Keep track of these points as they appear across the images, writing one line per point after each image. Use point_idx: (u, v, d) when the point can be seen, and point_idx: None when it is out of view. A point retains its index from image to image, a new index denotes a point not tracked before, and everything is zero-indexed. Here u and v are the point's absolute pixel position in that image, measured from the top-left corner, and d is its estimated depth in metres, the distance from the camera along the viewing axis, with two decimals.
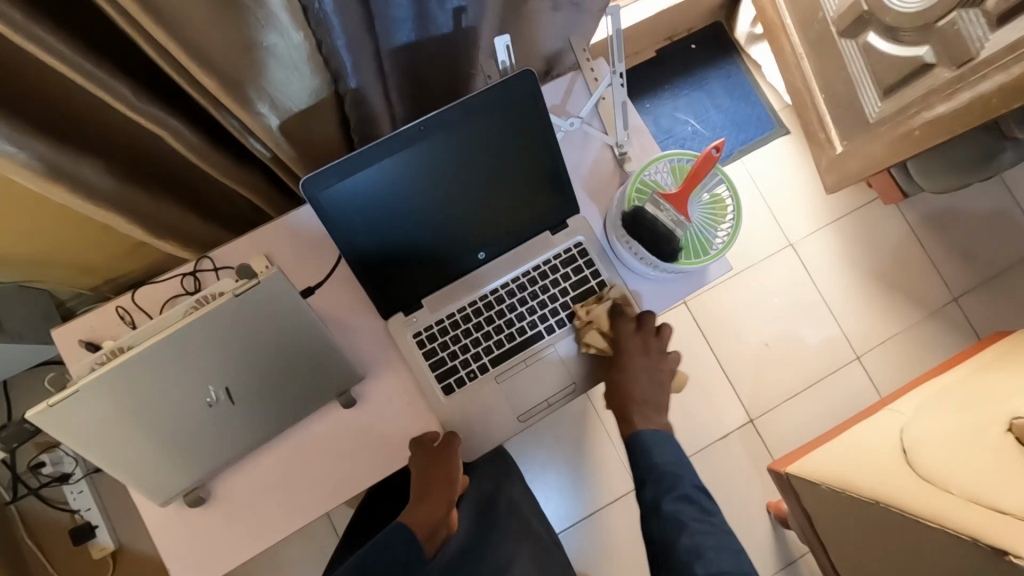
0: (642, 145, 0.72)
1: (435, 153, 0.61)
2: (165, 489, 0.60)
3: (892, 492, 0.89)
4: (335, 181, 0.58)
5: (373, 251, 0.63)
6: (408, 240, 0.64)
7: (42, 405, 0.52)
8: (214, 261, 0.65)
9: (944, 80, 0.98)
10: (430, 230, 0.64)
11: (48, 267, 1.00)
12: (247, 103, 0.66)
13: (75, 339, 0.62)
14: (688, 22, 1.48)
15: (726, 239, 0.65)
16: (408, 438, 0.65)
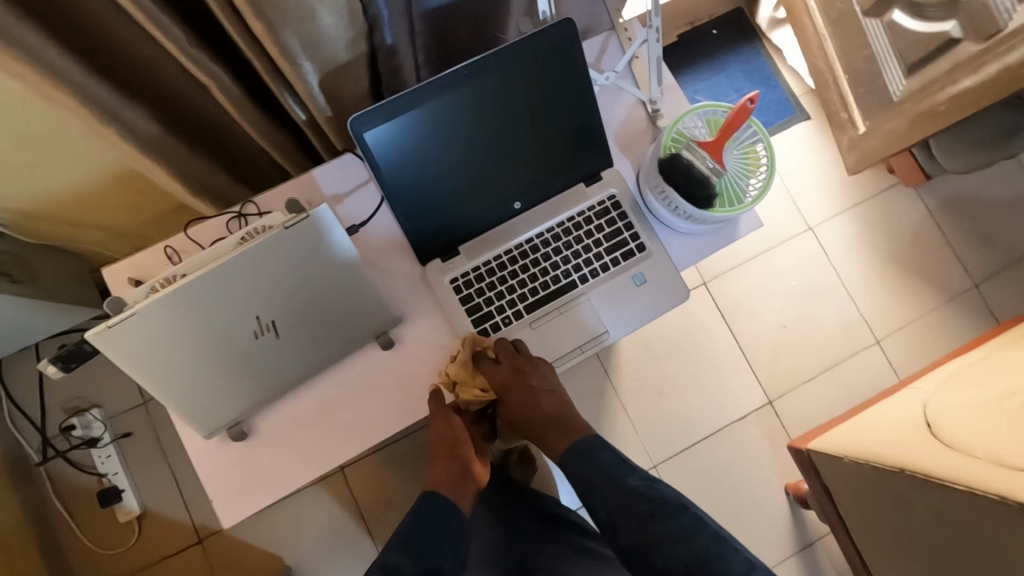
0: (674, 101, 0.74)
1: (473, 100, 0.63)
2: (210, 421, 0.61)
3: (917, 459, 0.89)
4: (380, 122, 0.59)
5: (411, 196, 0.64)
6: (445, 186, 0.65)
7: (101, 326, 0.54)
8: (259, 205, 0.67)
9: (970, 54, 0.99)
10: (466, 177, 0.66)
11: (85, 230, 1.02)
12: (292, 54, 0.68)
13: (124, 277, 0.64)
14: (710, 7, 1.50)
15: (759, 189, 0.67)
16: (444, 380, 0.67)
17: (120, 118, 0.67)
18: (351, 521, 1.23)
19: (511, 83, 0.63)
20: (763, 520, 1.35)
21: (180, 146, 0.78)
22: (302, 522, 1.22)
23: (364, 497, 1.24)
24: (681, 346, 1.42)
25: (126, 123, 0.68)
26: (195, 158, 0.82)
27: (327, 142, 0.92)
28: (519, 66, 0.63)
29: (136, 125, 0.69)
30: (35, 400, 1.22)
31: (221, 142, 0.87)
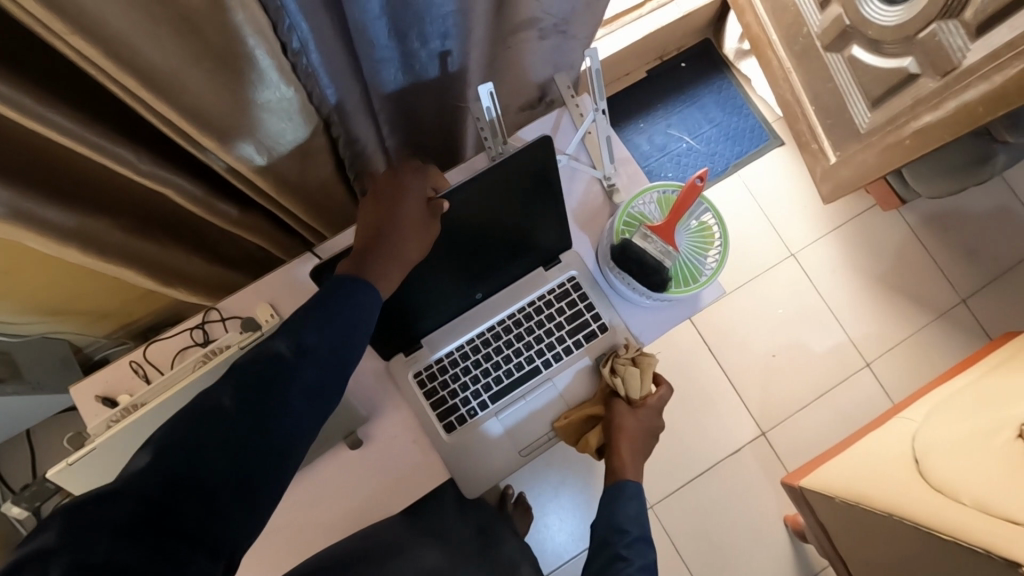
0: (629, 175, 0.74)
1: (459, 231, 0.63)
2: None
3: (904, 503, 0.88)
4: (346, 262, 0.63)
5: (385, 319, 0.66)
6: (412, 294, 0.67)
7: (61, 464, 0.53)
8: (221, 312, 0.68)
9: (929, 89, 0.99)
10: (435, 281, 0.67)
11: (66, 318, 1.04)
12: (246, 157, 0.69)
13: (91, 396, 0.65)
14: (677, 41, 1.51)
15: (715, 265, 0.67)
16: (416, 474, 0.67)
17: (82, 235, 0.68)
18: None
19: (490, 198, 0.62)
20: (764, 554, 1.33)
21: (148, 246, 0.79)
22: None
23: None
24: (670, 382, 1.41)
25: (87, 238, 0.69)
26: (164, 253, 0.83)
27: (296, 221, 0.93)
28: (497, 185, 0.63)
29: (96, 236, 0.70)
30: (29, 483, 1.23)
31: (191, 232, 0.88)
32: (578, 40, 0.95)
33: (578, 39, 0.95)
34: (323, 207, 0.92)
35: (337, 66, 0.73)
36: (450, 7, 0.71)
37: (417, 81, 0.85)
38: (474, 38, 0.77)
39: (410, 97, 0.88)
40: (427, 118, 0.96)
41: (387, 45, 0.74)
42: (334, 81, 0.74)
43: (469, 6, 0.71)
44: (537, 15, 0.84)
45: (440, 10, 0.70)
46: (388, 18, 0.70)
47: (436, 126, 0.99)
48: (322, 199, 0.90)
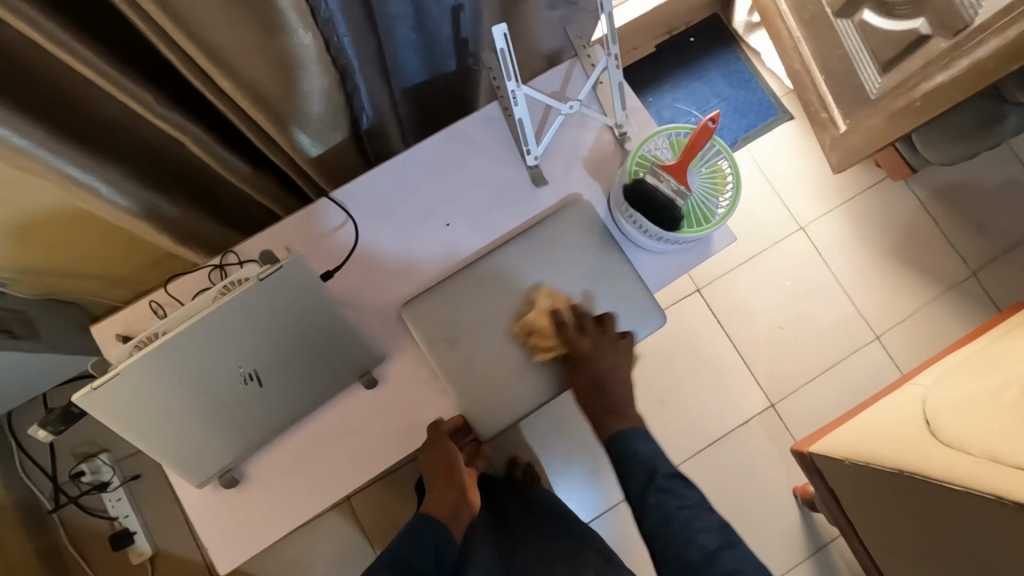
0: (639, 123, 0.75)
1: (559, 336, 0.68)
2: (201, 471, 0.62)
3: (915, 459, 0.88)
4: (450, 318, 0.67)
5: (447, 324, 0.67)
6: (469, 287, 0.68)
7: (87, 388, 0.55)
8: (238, 255, 0.69)
9: (941, 50, 0.99)
10: (494, 278, 0.68)
11: (82, 281, 1.05)
12: (256, 103, 0.70)
13: (112, 334, 0.66)
14: (686, 15, 1.51)
15: (727, 206, 0.67)
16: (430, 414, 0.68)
17: (105, 181, 0.69)
18: (360, 551, 1.22)
19: (607, 337, 0.69)
20: (774, 524, 1.34)
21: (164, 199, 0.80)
22: (309, 555, 1.22)
23: (369, 522, 1.23)
24: (679, 355, 1.41)
25: (106, 183, 0.70)
26: (178, 207, 0.84)
27: (307, 180, 0.94)
28: (613, 338, 0.69)
29: (116, 182, 0.71)
30: (45, 448, 1.24)
31: (206, 189, 0.90)
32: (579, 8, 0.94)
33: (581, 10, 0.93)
34: (336, 167, 0.93)
35: (354, 13, 0.71)
36: None
37: (429, 40, 0.85)
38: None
39: (421, 57, 0.88)
40: (439, 80, 0.96)
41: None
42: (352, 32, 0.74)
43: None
44: None
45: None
46: None
47: (447, 89, 0.99)
48: (332, 158, 0.91)
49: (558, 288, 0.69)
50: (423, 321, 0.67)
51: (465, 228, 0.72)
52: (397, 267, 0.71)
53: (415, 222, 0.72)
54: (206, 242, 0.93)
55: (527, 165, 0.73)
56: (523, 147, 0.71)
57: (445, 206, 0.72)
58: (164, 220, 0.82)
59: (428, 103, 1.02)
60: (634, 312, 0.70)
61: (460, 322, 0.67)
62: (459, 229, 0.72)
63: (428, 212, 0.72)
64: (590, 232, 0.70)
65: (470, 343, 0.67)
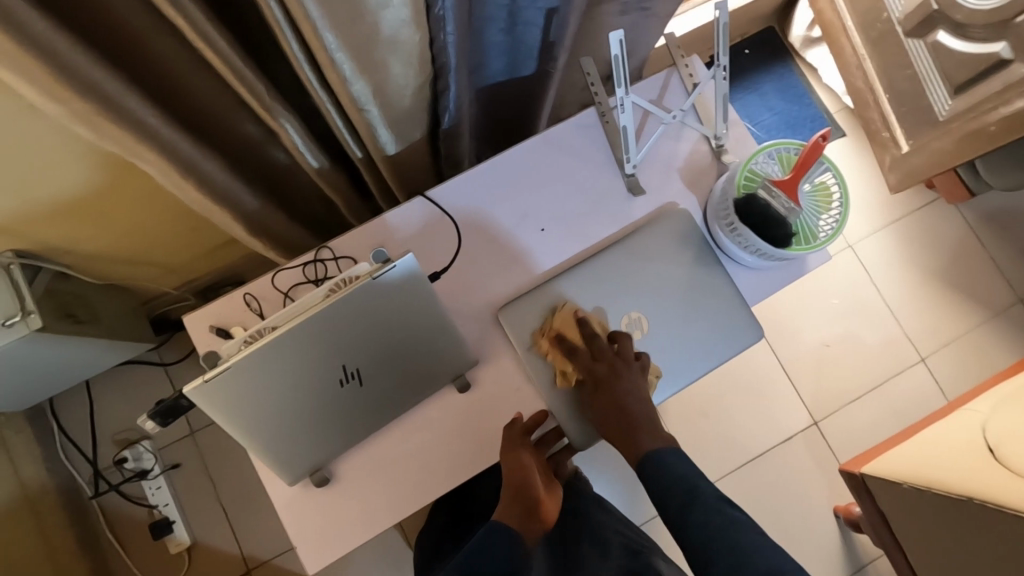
0: (737, 137, 0.74)
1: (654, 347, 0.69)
2: (295, 468, 0.61)
3: (983, 486, 0.87)
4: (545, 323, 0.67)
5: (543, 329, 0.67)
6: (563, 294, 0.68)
7: (199, 379, 0.54)
8: (334, 250, 0.68)
9: (1022, 76, 0.98)
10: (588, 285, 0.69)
11: (142, 267, 1.04)
12: (356, 98, 0.69)
13: (206, 325, 0.65)
14: (743, 27, 1.50)
15: (832, 227, 0.66)
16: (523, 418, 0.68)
17: (200, 169, 0.68)
18: (401, 550, 1.22)
19: (699, 350, 0.69)
20: (814, 543, 1.33)
21: (246, 190, 0.80)
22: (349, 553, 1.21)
23: (409, 523, 1.22)
24: (723, 368, 1.40)
25: (202, 172, 0.69)
26: (256, 198, 0.83)
27: (378, 176, 0.93)
28: (705, 352, 0.69)
29: (209, 172, 0.71)
30: (87, 432, 1.24)
31: (281, 180, 0.89)
32: (658, 16, 0.92)
33: (660, 18, 0.92)
34: (409, 165, 0.92)
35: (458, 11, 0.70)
36: None
37: (516, 41, 0.84)
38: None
39: (505, 57, 0.87)
40: (515, 81, 0.95)
41: None
42: None
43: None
44: None
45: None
46: None
47: (522, 91, 0.98)
48: (407, 155, 0.90)
49: (650, 298, 0.69)
50: (518, 327, 0.67)
51: (559, 234, 0.72)
52: (490, 269, 0.70)
53: (509, 226, 0.71)
54: (275, 234, 0.92)
55: (623, 173, 0.72)
56: (622, 155, 0.71)
57: (542, 210, 0.72)
58: (243, 210, 0.81)
59: (500, 103, 1.01)
60: (731, 325, 0.69)
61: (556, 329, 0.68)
62: (553, 234, 0.72)
63: (522, 216, 0.71)
64: (685, 244, 0.70)
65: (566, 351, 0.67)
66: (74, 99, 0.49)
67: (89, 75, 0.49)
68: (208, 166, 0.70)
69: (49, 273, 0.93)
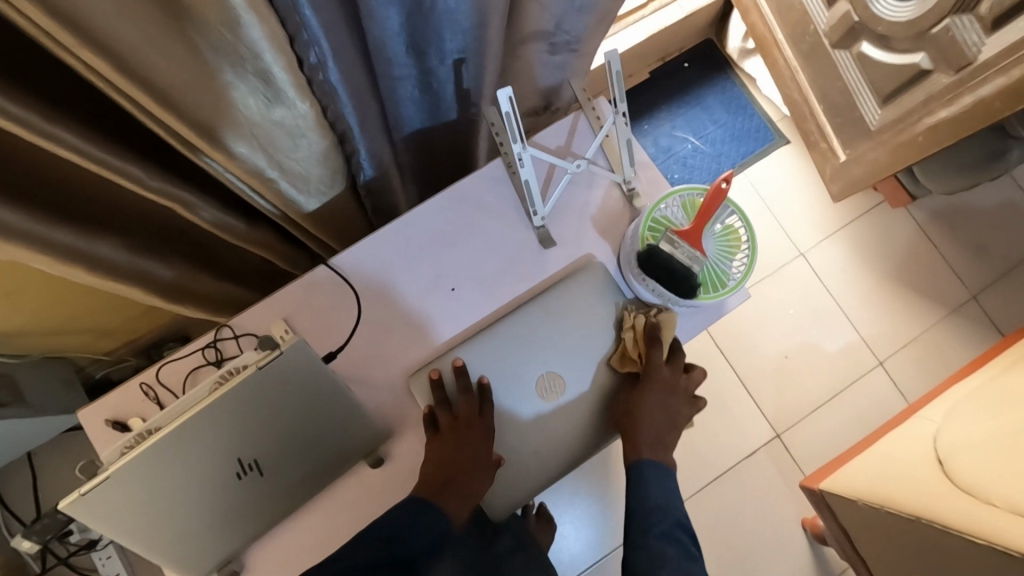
0: (649, 179, 0.73)
1: (574, 410, 0.67)
2: (199, 565, 0.59)
3: (931, 507, 0.86)
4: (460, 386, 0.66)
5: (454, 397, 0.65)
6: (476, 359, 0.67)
7: (73, 494, 0.50)
8: (234, 329, 0.65)
9: (944, 85, 0.98)
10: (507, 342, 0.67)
11: (69, 337, 1.01)
12: (256, 171, 0.66)
13: (102, 420, 0.62)
14: (680, 41, 1.49)
15: (742, 270, 0.65)
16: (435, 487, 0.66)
17: (92, 254, 0.65)
18: None
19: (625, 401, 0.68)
20: (784, 558, 1.32)
21: (155, 264, 0.77)
22: None
23: None
24: None
25: (96, 256, 0.66)
26: (169, 268, 0.80)
27: (303, 234, 0.90)
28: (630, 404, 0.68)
29: (104, 256, 0.68)
30: (32, 507, 1.20)
31: (198, 246, 0.86)
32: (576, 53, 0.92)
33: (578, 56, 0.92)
34: (332, 219, 0.90)
35: (356, 80, 0.68)
36: (472, 23, 0.69)
37: (430, 94, 0.83)
38: (492, 54, 0.75)
39: (423, 110, 0.86)
40: (440, 129, 0.93)
41: (404, 61, 0.72)
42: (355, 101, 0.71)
43: (489, 19, 0.69)
44: (548, 24, 0.82)
45: (460, 25, 0.69)
46: (406, 35, 0.67)
47: (447, 136, 0.96)
48: (329, 211, 0.88)
49: (572, 353, 0.68)
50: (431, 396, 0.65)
51: (471, 295, 0.69)
52: (401, 338, 0.68)
53: (418, 289, 0.69)
54: (198, 299, 0.90)
55: (533, 226, 0.70)
56: (530, 209, 0.69)
57: (451, 270, 0.69)
58: (156, 284, 0.78)
59: (429, 151, 0.99)
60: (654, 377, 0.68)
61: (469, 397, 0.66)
62: (465, 294, 0.69)
63: (431, 280, 0.69)
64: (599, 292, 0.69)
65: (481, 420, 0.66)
66: None
67: None
68: (103, 250, 0.67)
69: None
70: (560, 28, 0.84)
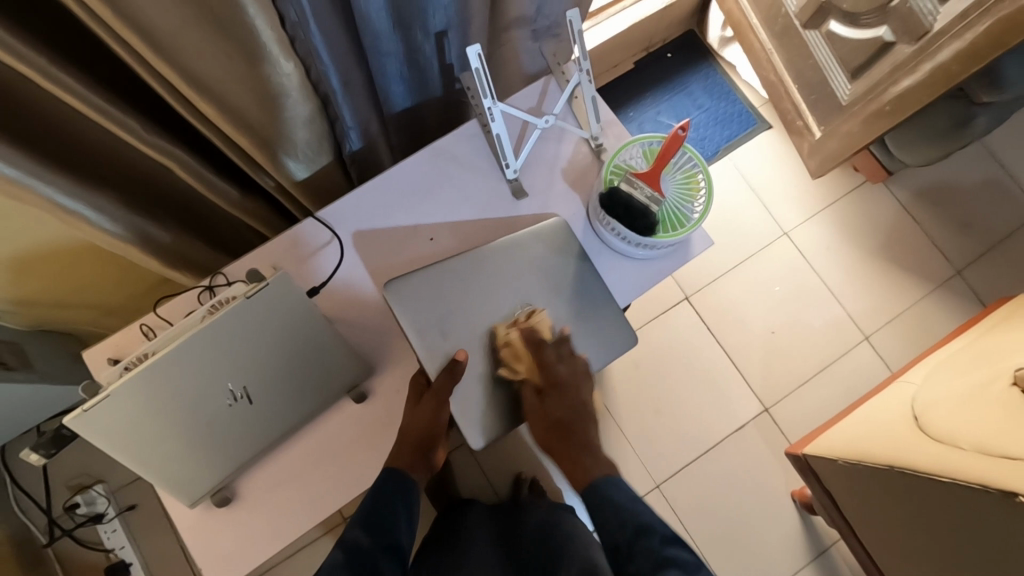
0: (615, 135, 0.78)
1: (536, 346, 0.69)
2: (192, 490, 0.63)
3: (903, 454, 0.89)
4: (437, 294, 0.67)
5: (431, 307, 0.67)
6: (455, 272, 0.68)
7: (77, 410, 0.55)
8: (227, 276, 0.70)
9: (906, 55, 1.03)
10: (487, 263, 0.69)
11: (78, 311, 1.06)
12: (247, 132, 0.72)
13: (103, 357, 0.67)
14: (662, 32, 1.55)
15: (701, 211, 0.70)
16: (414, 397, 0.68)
17: (96, 209, 0.71)
18: None
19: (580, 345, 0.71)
20: (774, 531, 1.33)
21: (156, 227, 0.82)
22: None
23: None
24: (672, 363, 1.42)
25: (98, 212, 0.71)
26: (169, 234, 0.85)
27: (296, 205, 0.95)
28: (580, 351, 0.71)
29: (108, 213, 0.73)
30: (40, 481, 1.25)
31: (197, 215, 0.92)
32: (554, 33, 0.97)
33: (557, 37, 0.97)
34: (322, 189, 0.95)
35: (341, 49, 0.73)
36: None
37: (415, 71, 0.88)
38: (471, 26, 0.80)
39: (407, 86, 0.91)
40: (427, 106, 0.98)
41: (388, 35, 0.77)
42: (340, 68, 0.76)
43: None
44: (529, 11, 0.87)
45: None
46: (388, 10, 0.73)
47: (433, 115, 1.02)
48: (320, 182, 0.93)
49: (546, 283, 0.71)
50: (414, 302, 0.66)
51: (448, 244, 0.74)
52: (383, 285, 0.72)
53: (398, 237, 0.73)
54: (196, 268, 0.95)
55: (506, 178, 0.75)
56: (502, 161, 0.74)
57: (427, 220, 0.74)
58: (156, 246, 0.84)
59: (416, 130, 1.04)
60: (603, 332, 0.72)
61: (447, 316, 0.67)
62: (443, 244, 0.74)
63: (410, 229, 0.74)
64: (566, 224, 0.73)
65: (461, 338, 0.67)
66: None
67: None
68: (106, 206, 0.72)
69: None
70: (538, 12, 0.89)
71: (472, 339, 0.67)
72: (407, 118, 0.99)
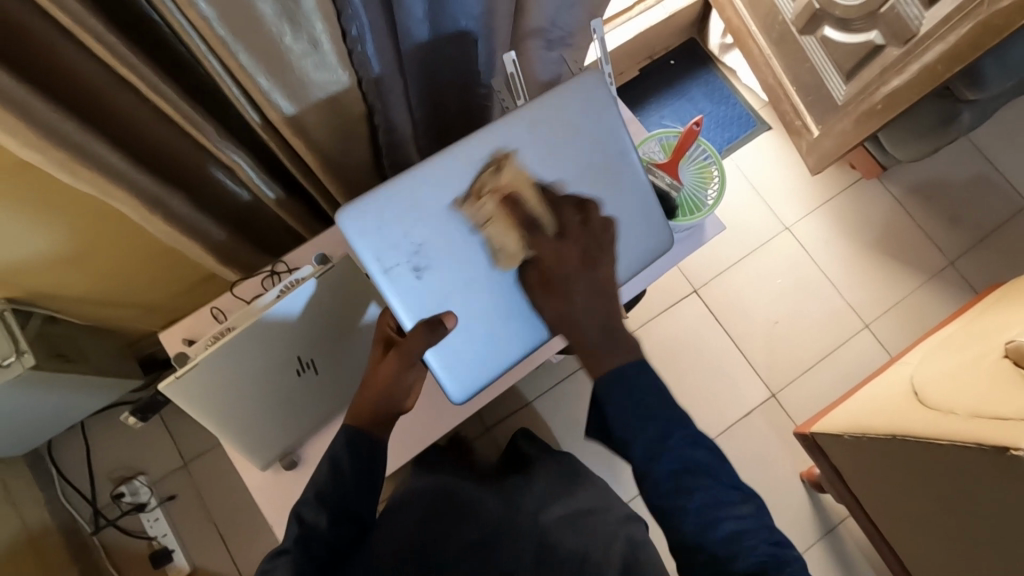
0: (633, 132, 0.87)
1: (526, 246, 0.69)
2: (264, 453, 0.70)
3: (905, 424, 0.95)
4: (389, 222, 0.65)
5: (390, 233, 0.65)
6: (405, 198, 0.66)
7: (171, 377, 0.61)
8: (288, 263, 0.79)
9: (895, 57, 1.11)
10: (438, 183, 0.67)
11: (127, 308, 1.13)
12: (302, 134, 0.79)
13: (178, 339, 0.75)
14: (665, 41, 1.64)
15: (715, 197, 0.79)
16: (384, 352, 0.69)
17: (167, 206, 0.78)
18: None
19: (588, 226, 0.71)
20: (784, 510, 1.39)
21: (213, 224, 0.89)
22: None
23: None
24: (682, 353, 1.49)
25: (169, 209, 0.78)
26: (223, 231, 0.93)
27: (335, 205, 1.03)
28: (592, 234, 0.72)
29: (176, 209, 0.80)
30: (85, 474, 1.31)
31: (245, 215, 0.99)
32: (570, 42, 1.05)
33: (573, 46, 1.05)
34: (359, 189, 1.02)
35: (385, 58, 0.81)
36: (480, 9, 0.83)
37: (446, 79, 0.96)
38: (499, 37, 0.89)
39: (438, 93, 0.99)
40: (453, 111, 1.06)
41: (425, 46, 0.85)
42: (382, 76, 0.84)
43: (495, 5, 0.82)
44: (547, 21, 0.95)
45: (471, 11, 0.82)
46: (428, 23, 0.81)
47: (458, 120, 1.10)
48: (357, 182, 1.01)
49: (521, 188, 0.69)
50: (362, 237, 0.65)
51: None
52: None
53: None
54: (242, 264, 1.02)
55: None
56: None
57: None
58: (212, 242, 0.91)
59: (442, 134, 1.12)
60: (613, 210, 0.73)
61: (425, 246, 0.66)
62: None
63: None
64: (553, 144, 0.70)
65: (438, 271, 0.67)
66: (53, 151, 0.59)
67: (67, 131, 0.59)
68: (174, 203, 0.79)
69: (39, 317, 1.02)
70: (555, 23, 0.97)
71: (440, 256, 0.66)
72: (435, 123, 1.07)
